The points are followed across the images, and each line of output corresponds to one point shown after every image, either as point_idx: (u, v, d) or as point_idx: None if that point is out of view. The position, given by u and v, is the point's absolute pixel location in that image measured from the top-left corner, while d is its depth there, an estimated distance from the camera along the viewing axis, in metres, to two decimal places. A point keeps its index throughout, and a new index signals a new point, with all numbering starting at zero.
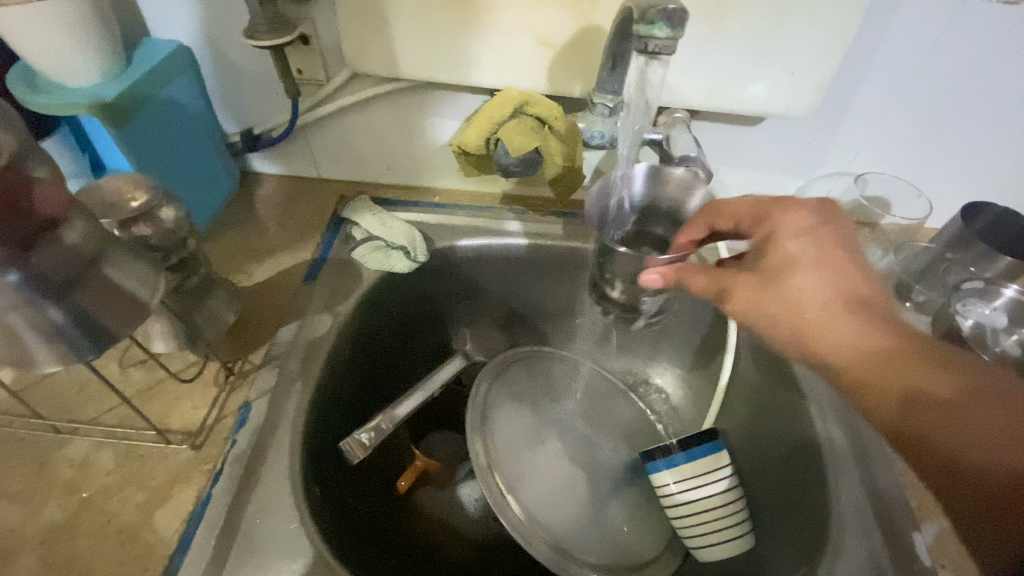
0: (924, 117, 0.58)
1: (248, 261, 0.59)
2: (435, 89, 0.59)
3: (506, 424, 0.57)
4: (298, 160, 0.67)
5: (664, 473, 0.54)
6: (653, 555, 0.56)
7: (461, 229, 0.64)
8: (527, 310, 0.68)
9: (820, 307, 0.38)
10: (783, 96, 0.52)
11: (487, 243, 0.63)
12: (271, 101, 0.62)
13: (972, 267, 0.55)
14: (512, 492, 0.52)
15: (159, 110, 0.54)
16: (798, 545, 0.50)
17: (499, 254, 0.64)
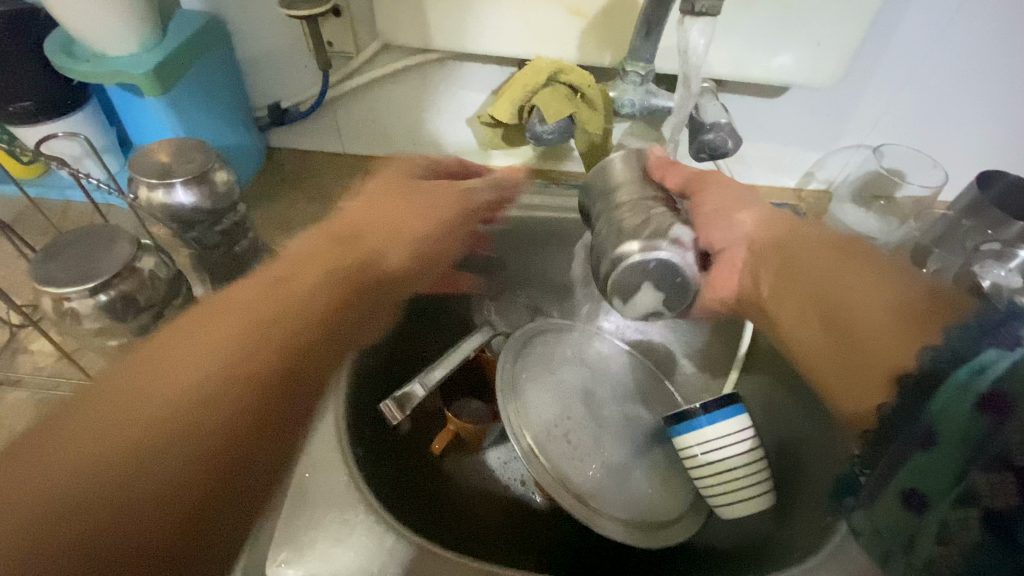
0: (945, 87, 0.59)
1: (280, 232, 0.61)
2: (462, 61, 0.60)
3: (535, 389, 0.59)
4: (324, 135, 0.68)
5: (687, 435, 0.56)
6: (676, 515, 0.58)
7: (487, 203, 0.66)
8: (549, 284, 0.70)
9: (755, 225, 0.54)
10: (809, 66, 0.53)
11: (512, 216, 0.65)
12: (300, 73, 0.62)
13: (989, 230, 0.56)
14: (541, 450, 0.54)
15: (193, 80, 0.55)
16: (818, 500, 0.52)
17: (523, 228, 0.65)
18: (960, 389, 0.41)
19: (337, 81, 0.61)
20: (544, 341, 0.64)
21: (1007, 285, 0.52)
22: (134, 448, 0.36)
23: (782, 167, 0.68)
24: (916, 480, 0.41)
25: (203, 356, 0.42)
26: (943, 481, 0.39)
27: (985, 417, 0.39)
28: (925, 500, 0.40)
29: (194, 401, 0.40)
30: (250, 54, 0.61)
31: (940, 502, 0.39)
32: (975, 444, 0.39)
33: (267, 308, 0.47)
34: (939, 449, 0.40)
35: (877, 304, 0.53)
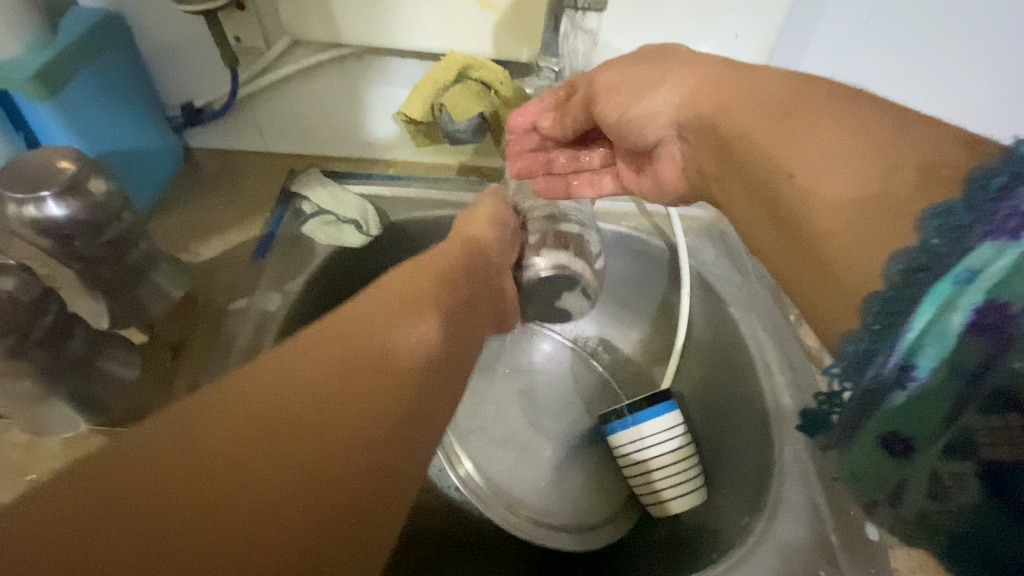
0: (871, 76, 0.59)
1: (196, 239, 0.58)
2: (381, 55, 0.58)
3: (464, 397, 0.60)
4: (244, 134, 0.65)
5: (621, 435, 0.55)
6: (606, 516, 0.57)
7: (416, 201, 0.63)
8: None
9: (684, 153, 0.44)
10: (729, 58, 0.51)
11: (442, 214, 0.62)
12: (210, 71, 0.59)
13: None
14: (470, 460, 0.57)
15: (91, 84, 0.51)
16: (746, 499, 0.50)
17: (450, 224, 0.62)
18: (977, 298, 0.19)
19: (250, 78, 0.58)
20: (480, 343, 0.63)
21: None
22: (209, 489, 0.24)
23: None
24: (906, 408, 0.21)
25: (310, 392, 0.28)
26: (928, 419, 0.20)
27: (988, 341, 0.18)
28: (908, 382, 0.20)
29: (332, 438, 0.28)
30: (155, 52, 0.57)
31: (931, 380, 0.20)
32: (971, 287, 0.19)
33: (363, 348, 0.32)
34: (918, 386, 0.20)
35: (829, 171, 0.29)
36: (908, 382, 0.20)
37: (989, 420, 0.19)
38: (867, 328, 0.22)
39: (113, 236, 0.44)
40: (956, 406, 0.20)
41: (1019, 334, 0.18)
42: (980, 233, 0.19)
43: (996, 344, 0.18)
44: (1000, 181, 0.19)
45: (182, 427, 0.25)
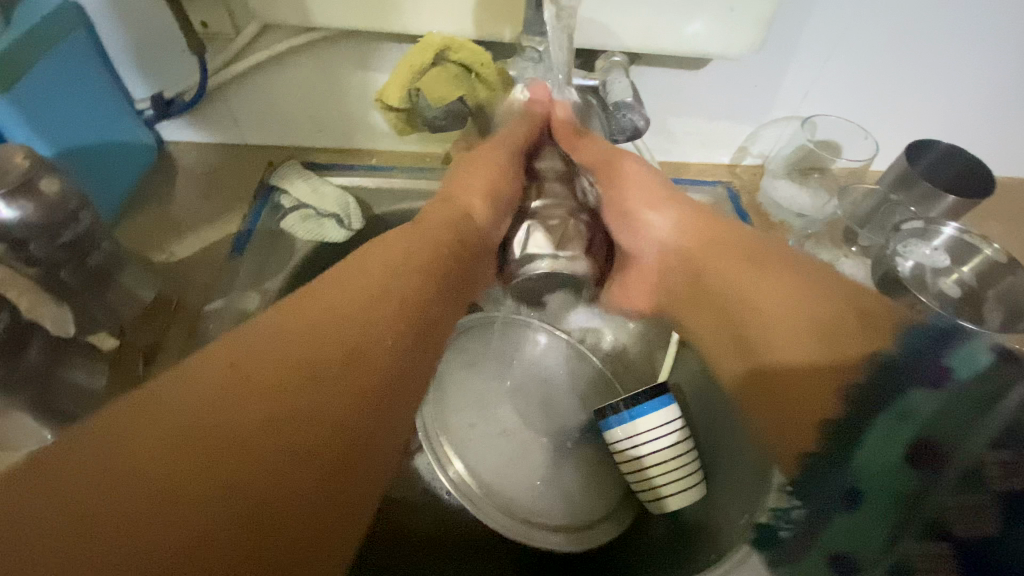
0: (873, 52, 0.56)
1: (170, 238, 0.56)
2: (357, 39, 0.55)
3: (458, 391, 0.56)
4: (219, 125, 0.62)
5: (616, 430, 0.52)
6: (603, 514, 0.56)
7: (399, 192, 0.61)
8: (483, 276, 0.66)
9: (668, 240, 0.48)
10: (723, 34, 0.49)
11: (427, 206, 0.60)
12: (177, 59, 0.56)
13: (914, 207, 0.54)
14: (462, 460, 0.52)
15: (50, 73, 0.48)
16: (747, 495, 0.49)
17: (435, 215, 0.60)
18: (893, 419, 0.31)
19: (219, 67, 0.55)
20: (471, 336, 0.60)
21: (931, 265, 0.51)
22: (209, 410, 0.27)
23: (713, 144, 0.64)
24: (837, 526, 0.34)
25: (300, 338, 0.31)
26: (868, 538, 0.32)
27: (920, 468, 0.30)
28: (856, 502, 0.32)
29: (320, 372, 0.30)
30: (118, 41, 0.54)
31: (872, 510, 0.31)
32: (907, 418, 0.31)
33: (349, 303, 0.34)
34: (862, 506, 0.32)
35: (785, 323, 0.38)
36: (830, 471, 0.34)
37: (853, 502, 0.32)
38: (828, 449, 0.34)
39: (70, 238, 0.42)
40: (854, 485, 0.32)
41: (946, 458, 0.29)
42: (880, 394, 0.32)
43: (924, 465, 0.30)
44: (919, 349, 0.32)
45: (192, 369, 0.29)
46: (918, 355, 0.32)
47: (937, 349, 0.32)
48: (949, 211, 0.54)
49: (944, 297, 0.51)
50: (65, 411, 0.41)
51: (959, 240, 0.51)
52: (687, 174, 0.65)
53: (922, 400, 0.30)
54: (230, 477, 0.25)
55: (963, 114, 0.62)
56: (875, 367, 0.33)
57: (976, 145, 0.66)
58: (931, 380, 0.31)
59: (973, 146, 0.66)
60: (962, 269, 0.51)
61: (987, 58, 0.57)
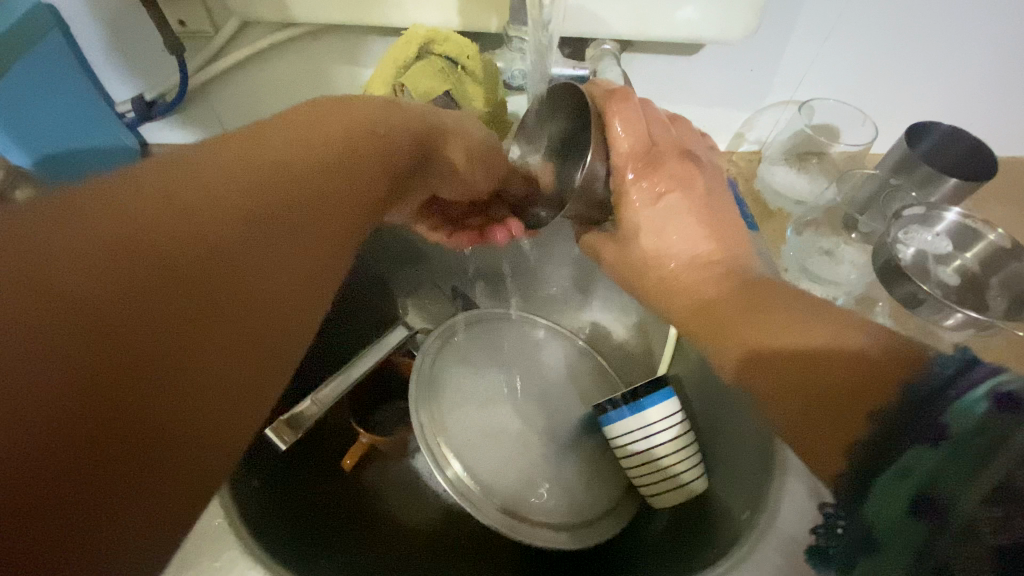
0: (872, 32, 0.54)
1: None
2: (340, 31, 0.53)
3: (456, 390, 0.54)
4: (204, 125, 0.61)
5: (616, 425, 0.51)
6: (606, 509, 0.55)
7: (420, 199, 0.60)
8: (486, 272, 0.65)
9: (672, 247, 0.41)
10: (716, 18, 0.47)
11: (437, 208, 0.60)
12: (156, 59, 0.54)
13: (916, 192, 0.53)
14: (460, 460, 0.50)
15: (31, 80, 0.47)
16: (749, 486, 0.48)
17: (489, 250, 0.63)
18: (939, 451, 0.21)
19: (199, 66, 0.54)
20: (468, 335, 0.59)
21: (932, 250, 0.50)
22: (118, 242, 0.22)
23: (708, 129, 0.63)
24: (870, 502, 0.23)
25: (227, 233, 0.25)
26: (908, 528, 0.21)
27: (926, 517, 0.20)
28: (878, 545, 0.22)
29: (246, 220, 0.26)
30: (95, 43, 0.53)
31: (894, 549, 0.21)
32: (906, 472, 0.22)
33: (259, 169, 0.28)
34: (885, 551, 0.22)
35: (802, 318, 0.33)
36: (853, 502, 0.24)
37: (923, 517, 0.20)
38: (866, 462, 0.24)
39: None
40: (928, 487, 0.21)
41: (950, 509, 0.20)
42: (886, 452, 0.24)
43: (913, 425, 0.23)
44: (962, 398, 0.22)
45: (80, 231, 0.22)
46: (961, 369, 0.23)
47: (970, 373, 0.22)
48: (950, 195, 0.53)
49: (945, 285, 0.49)
50: None
51: (961, 226, 0.50)
52: None
53: (924, 451, 0.22)
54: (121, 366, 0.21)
55: (963, 95, 0.61)
56: (886, 427, 0.24)
57: (976, 124, 0.64)
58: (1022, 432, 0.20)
59: (975, 125, 0.64)
60: (965, 255, 0.50)
61: (988, 34, 0.55)
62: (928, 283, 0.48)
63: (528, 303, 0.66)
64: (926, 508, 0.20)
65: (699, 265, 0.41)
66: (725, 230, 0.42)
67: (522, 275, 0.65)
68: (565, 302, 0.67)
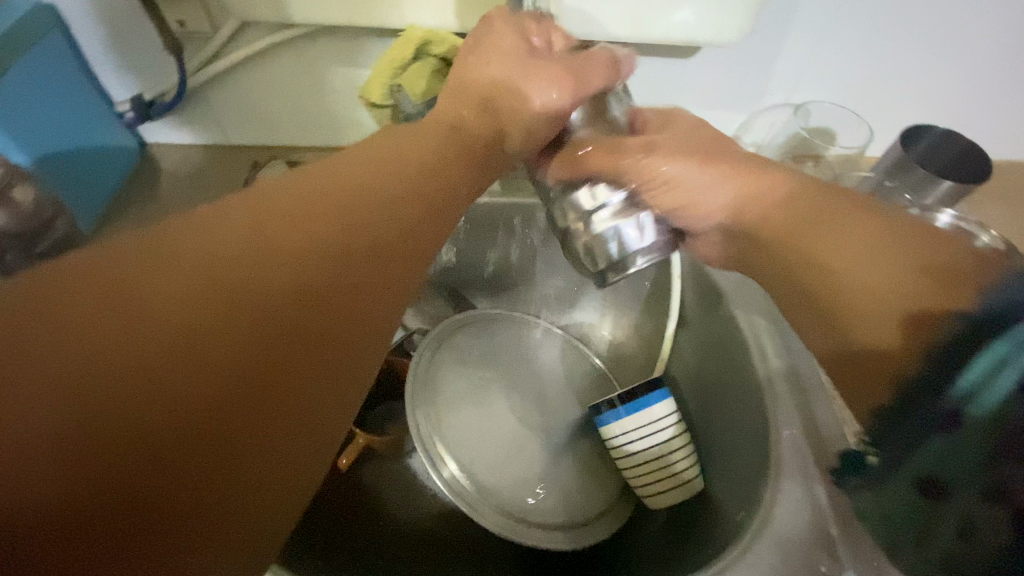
0: (867, 37, 0.55)
1: None
2: (339, 33, 0.53)
3: (453, 390, 0.54)
4: (203, 126, 0.61)
5: (612, 425, 0.51)
6: (602, 509, 0.55)
7: None
8: (483, 272, 0.65)
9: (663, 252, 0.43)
10: (712, 21, 0.47)
11: None
12: (156, 60, 0.55)
13: (911, 192, 0.53)
14: (456, 460, 0.50)
15: (29, 80, 0.47)
16: (744, 488, 0.48)
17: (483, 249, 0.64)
18: (995, 360, 0.30)
19: (198, 66, 0.54)
20: (464, 335, 0.58)
21: None
22: (155, 346, 0.20)
23: None
24: (969, 380, 0.31)
25: (265, 299, 0.23)
26: (962, 471, 0.32)
27: (1009, 456, 0.30)
28: (963, 417, 0.31)
29: (291, 283, 0.24)
30: (96, 44, 0.53)
31: (962, 481, 0.33)
32: (1000, 367, 0.30)
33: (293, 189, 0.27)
34: (964, 429, 0.32)
35: None
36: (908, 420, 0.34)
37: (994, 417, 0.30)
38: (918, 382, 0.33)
39: (48, 246, 0.42)
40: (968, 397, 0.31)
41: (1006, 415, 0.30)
42: (941, 369, 0.32)
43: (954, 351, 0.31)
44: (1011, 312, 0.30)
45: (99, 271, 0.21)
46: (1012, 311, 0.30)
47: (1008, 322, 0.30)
48: (944, 197, 0.53)
49: None
50: None
51: (955, 226, 0.49)
52: None
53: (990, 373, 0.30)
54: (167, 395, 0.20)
55: (959, 99, 0.61)
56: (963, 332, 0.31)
57: (970, 128, 0.64)
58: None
59: (970, 129, 0.65)
60: None
61: (982, 39, 0.55)
62: None
63: (525, 302, 0.67)
64: (944, 417, 0.32)
65: None
66: (714, 233, 0.42)
67: (519, 275, 0.65)
68: (562, 302, 0.67)
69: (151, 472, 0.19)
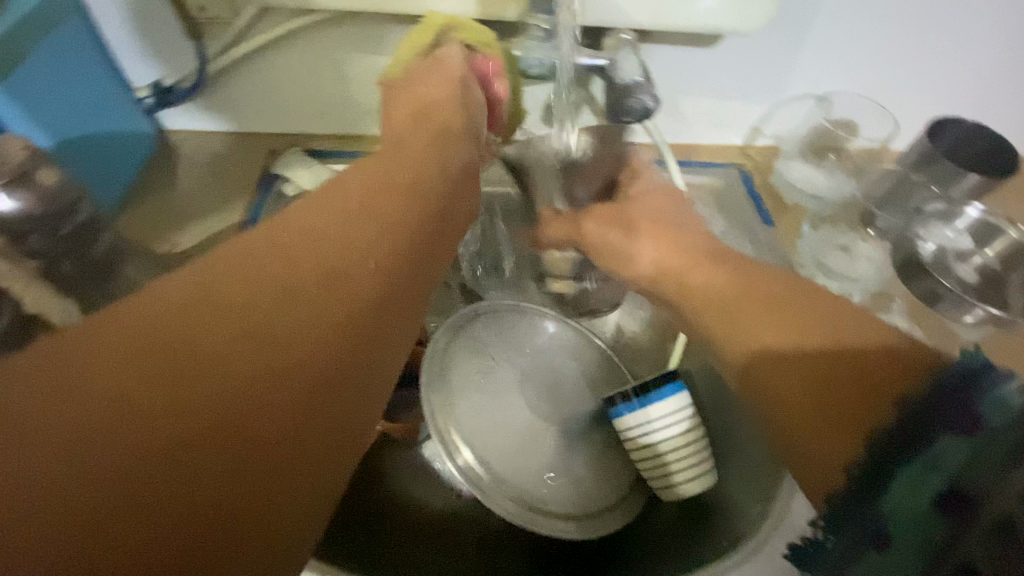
0: (895, 27, 0.54)
1: (174, 229, 0.56)
2: (358, 20, 0.53)
3: (466, 380, 0.54)
4: (220, 113, 0.61)
5: (626, 417, 0.51)
6: (615, 500, 0.55)
7: None
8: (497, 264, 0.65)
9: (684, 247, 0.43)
10: (737, 8, 0.46)
11: None
12: (175, 46, 0.55)
13: (936, 187, 0.52)
14: (470, 449, 0.50)
15: (51, 65, 0.47)
16: (760, 483, 0.48)
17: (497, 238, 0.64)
18: (922, 467, 0.25)
19: (218, 52, 0.54)
20: (478, 325, 0.58)
21: (952, 246, 0.52)
22: (206, 385, 0.24)
23: (725, 124, 0.62)
24: (892, 493, 0.26)
25: (297, 346, 0.27)
26: (914, 561, 0.24)
27: (949, 514, 0.24)
28: (891, 535, 0.25)
29: (321, 328, 0.28)
30: (117, 29, 0.53)
31: (910, 540, 0.24)
32: (933, 466, 0.25)
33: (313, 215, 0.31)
34: (898, 544, 0.25)
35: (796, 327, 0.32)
36: (859, 503, 0.27)
37: (947, 508, 0.24)
38: (896, 431, 0.28)
39: (71, 229, 0.42)
40: (951, 485, 0.24)
41: (982, 502, 0.23)
42: (908, 447, 0.26)
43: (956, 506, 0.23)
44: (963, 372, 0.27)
45: (145, 318, 0.25)
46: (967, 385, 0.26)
47: (976, 387, 0.26)
48: (971, 191, 0.52)
49: (964, 282, 0.48)
50: None
51: (982, 222, 0.51)
52: (697, 155, 0.63)
53: (952, 447, 0.25)
54: (142, 421, 0.23)
55: (987, 90, 0.60)
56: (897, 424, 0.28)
57: (997, 123, 0.63)
58: (966, 518, 0.23)
59: (997, 122, 0.63)
60: (984, 251, 0.51)
61: (1014, 30, 0.54)
62: (947, 279, 0.48)
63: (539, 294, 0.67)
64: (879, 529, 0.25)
65: (716, 259, 0.41)
66: None
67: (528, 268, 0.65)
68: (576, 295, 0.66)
69: (195, 493, 0.23)
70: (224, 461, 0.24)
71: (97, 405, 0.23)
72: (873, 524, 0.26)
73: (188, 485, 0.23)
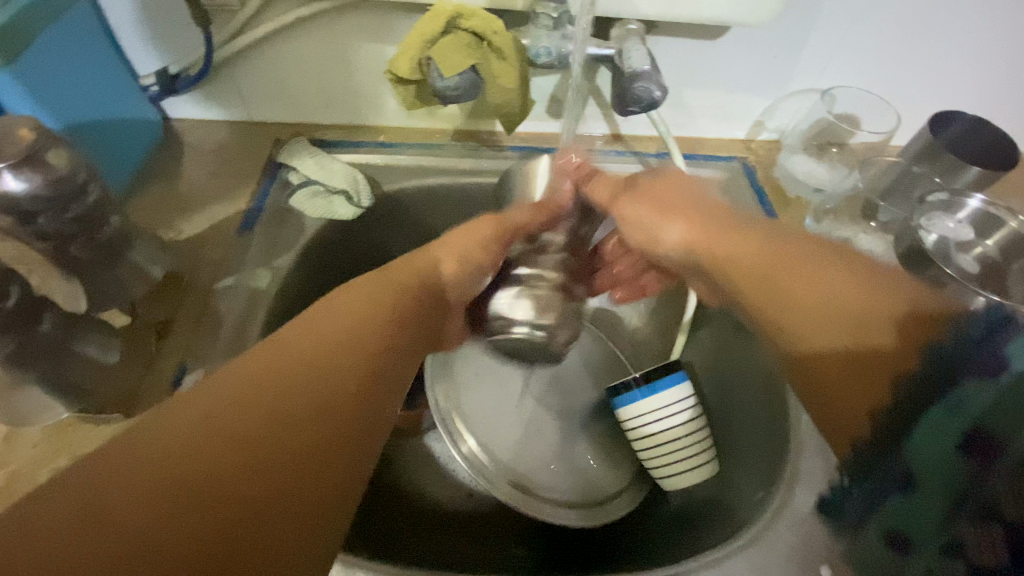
0: (898, 20, 0.54)
1: (179, 214, 0.56)
2: (366, 9, 0.53)
3: (470, 369, 0.55)
4: (226, 101, 0.61)
5: (628, 406, 0.52)
6: (618, 489, 0.55)
7: (431, 169, 0.61)
8: None
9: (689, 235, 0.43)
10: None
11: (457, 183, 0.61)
12: (182, 32, 0.55)
13: (939, 178, 0.53)
14: (475, 436, 0.51)
15: (60, 49, 0.47)
16: (761, 470, 0.48)
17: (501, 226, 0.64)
18: (945, 407, 0.23)
19: (226, 40, 0.54)
20: None
21: (955, 238, 0.49)
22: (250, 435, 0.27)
23: (729, 116, 0.63)
24: (914, 443, 0.24)
25: (324, 397, 0.30)
26: (930, 516, 0.22)
27: (973, 456, 0.21)
28: (914, 480, 0.23)
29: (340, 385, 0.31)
30: (124, 15, 0.53)
31: (934, 485, 0.22)
32: (956, 407, 0.23)
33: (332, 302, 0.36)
34: (919, 489, 0.23)
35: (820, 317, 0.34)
36: (886, 449, 0.26)
37: (971, 451, 0.21)
38: (915, 391, 0.26)
39: (78, 212, 0.42)
40: (973, 426, 0.22)
41: (1003, 448, 0.21)
42: (934, 388, 0.25)
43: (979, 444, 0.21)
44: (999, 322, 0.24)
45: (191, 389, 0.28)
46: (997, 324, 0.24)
47: (1006, 329, 0.23)
48: (973, 183, 0.52)
49: (966, 272, 0.49)
50: (75, 384, 0.40)
51: (983, 213, 0.50)
52: (701, 148, 0.64)
53: (978, 387, 0.22)
54: (171, 469, 0.24)
55: (988, 85, 0.60)
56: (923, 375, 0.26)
57: (997, 117, 0.64)
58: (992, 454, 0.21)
59: (998, 117, 0.64)
60: (986, 242, 0.50)
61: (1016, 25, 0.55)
62: (950, 269, 0.48)
63: None
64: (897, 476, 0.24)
65: (721, 247, 0.41)
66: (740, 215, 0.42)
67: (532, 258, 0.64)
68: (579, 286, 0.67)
69: (245, 530, 0.24)
70: (251, 507, 0.25)
71: (156, 449, 0.25)
72: (894, 473, 0.24)
73: (239, 523, 0.24)
